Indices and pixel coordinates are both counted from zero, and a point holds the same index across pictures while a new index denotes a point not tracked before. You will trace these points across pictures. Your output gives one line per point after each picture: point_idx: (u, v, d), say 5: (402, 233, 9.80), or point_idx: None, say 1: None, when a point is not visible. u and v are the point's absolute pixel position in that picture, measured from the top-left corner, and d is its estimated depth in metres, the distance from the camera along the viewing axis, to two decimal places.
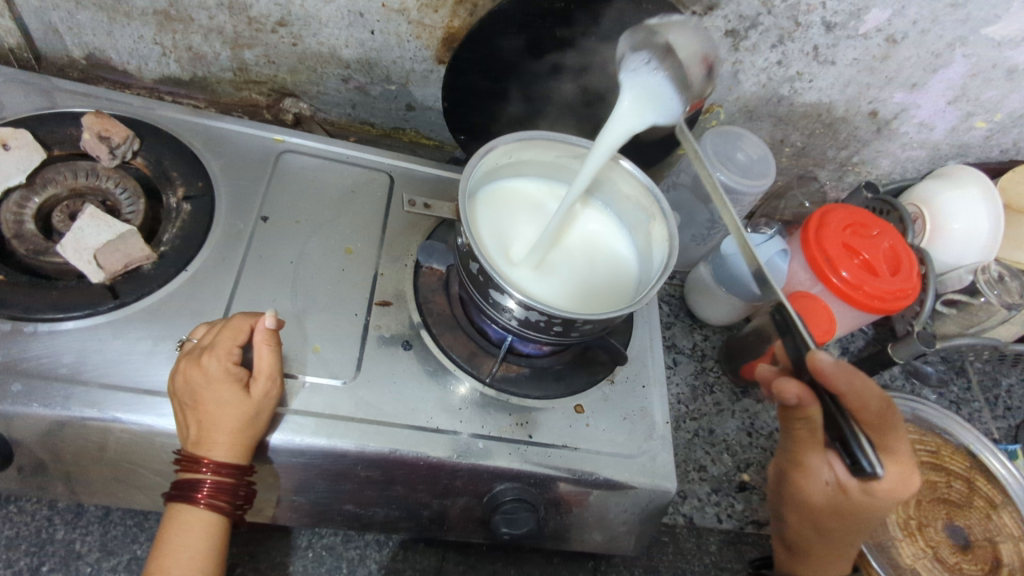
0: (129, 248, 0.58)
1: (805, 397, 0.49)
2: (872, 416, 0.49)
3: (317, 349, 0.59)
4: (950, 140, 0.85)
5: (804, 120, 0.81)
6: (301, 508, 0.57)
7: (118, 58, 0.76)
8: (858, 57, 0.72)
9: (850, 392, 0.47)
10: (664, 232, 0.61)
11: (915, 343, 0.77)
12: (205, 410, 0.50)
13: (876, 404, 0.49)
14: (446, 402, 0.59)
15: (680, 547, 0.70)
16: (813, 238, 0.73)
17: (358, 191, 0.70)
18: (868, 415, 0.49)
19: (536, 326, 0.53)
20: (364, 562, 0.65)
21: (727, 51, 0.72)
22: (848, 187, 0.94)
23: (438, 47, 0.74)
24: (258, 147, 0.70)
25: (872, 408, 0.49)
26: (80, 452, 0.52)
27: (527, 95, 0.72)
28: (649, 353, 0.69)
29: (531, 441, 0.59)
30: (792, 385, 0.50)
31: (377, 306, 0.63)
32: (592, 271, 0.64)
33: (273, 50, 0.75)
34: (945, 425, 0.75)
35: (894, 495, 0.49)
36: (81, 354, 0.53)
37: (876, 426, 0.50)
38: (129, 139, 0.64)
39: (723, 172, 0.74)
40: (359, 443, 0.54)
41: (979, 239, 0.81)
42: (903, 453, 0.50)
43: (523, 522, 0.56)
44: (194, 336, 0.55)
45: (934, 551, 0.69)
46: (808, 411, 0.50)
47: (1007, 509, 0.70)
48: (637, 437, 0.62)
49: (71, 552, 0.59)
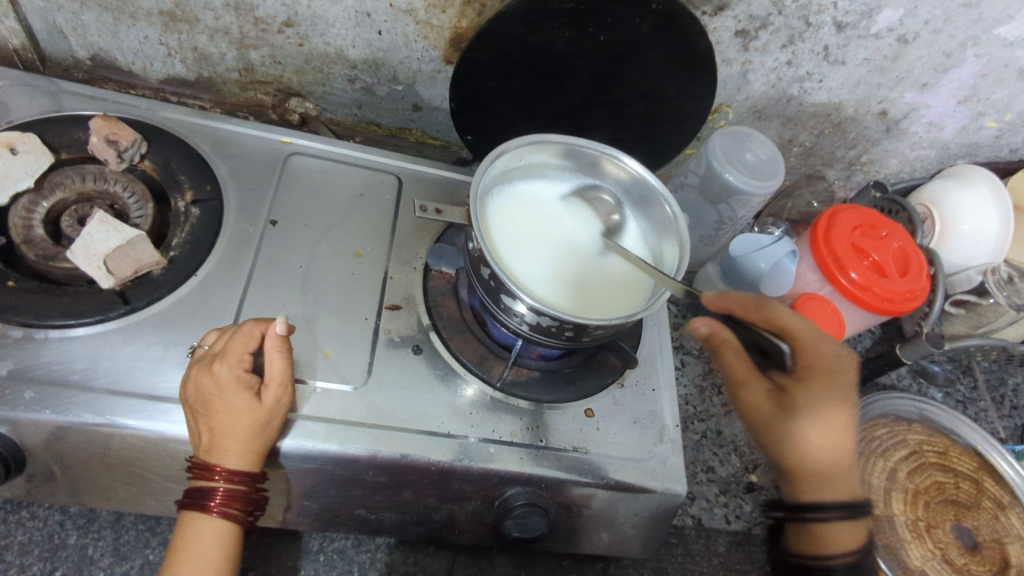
0: (138, 253, 0.58)
1: (716, 322, 0.52)
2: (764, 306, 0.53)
3: (328, 354, 0.59)
4: (960, 140, 0.84)
5: (813, 120, 0.81)
6: (311, 513, 0.58)
7: (123, 58, 0.75)
8: (869, 57, 0.72)
9: (738, 302, 0.52)
10: (675, 238, 0.60)
11: (925, 345, 0.76)
12: (217, 417, 0.50)
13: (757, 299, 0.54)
14: (457, 407, 0.59)
15: (688, 548, 0.71)
16: (822, 239, 0.72)
17: (367, 194, 0.70)
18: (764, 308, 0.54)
19: (547, 331, 0.54)
20: (374, 565, 0.65)
21: (737, 52, 0.71)
22: (856, 185, 0.94)
23: (445, 48, 0.73)
24: (266, 150, 0.70)
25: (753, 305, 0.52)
26: (92, 458, 0.52)
27: (536, 97, 0.72)
28: (659, 356, 0.69)
29: (542, 445, 0.59)
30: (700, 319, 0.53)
31: (387, 310, 0.63)
32: (585, 281, 0.62)
33: (279, 51, 0.75)
34: (952, 425, 0.75)
35: (831, 364, 0.52)
36: (92, 361, 0.53)
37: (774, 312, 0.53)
38: (136, 143, 0.63)
39: (732, 172, 0.74)
40: (371, 448, 0.54)
41: (987, 242, 0.79)
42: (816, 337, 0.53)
43: (534, 527, 0.56)
44: (205, 343, 0.55)
45: (942, 552, 0.67)
46: (724, 336, 0.52)
47: (1015, 510, 0.70)
48: (647, 441, 0.62)
49: (83, 557, 0.60)
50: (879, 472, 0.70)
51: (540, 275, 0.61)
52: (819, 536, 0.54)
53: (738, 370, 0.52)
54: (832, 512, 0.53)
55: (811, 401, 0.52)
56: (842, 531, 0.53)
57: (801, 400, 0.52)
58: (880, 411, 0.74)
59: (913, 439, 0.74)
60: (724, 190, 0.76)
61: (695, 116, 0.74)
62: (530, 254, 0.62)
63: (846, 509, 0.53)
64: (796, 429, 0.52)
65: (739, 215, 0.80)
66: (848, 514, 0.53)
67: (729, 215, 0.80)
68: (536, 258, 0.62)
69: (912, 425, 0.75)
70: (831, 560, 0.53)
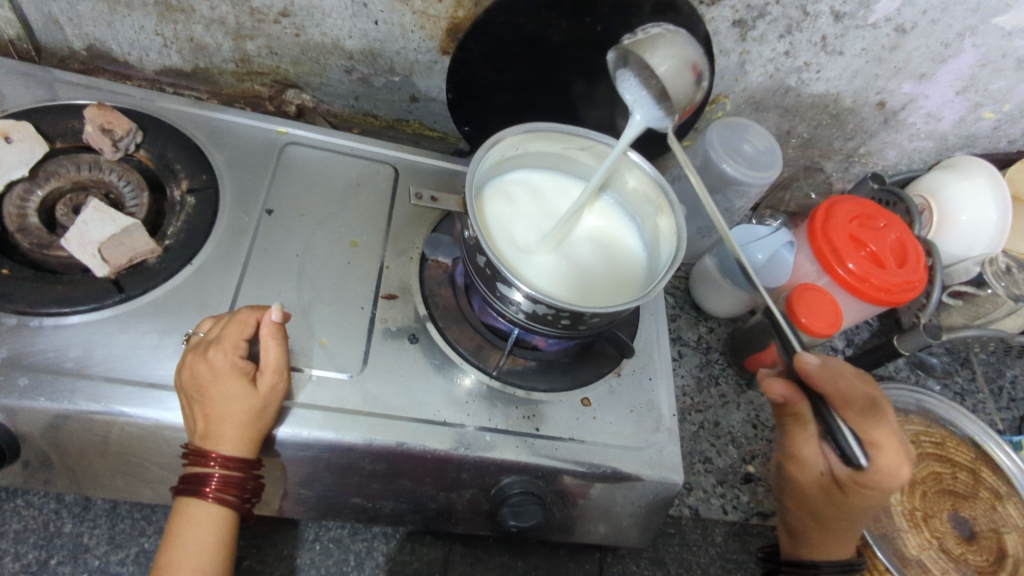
0: (133, 241, 0.57)
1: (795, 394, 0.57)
2: (857, 414, 0.54)
3: (324, 342, 0.59)
4: (957, 131, 0.84)
5: (811, 111, 0.81)
6: (308, 501, 0.58)
7: (119, 48, 0.75)
8: (866, 47, 0.71)
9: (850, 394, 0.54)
10: (671, 226, 0.60)
11: (921, 336, 0.76)
12: (212, 404, 0.50)
13: (860, 401, 0.54)
14: (453, 396, 0.59)
15: (686, 538, 0.70)
16: (820, 232, 0.73)
17: (362, 183, 0.70)
18: (862, 416, 0.54)
19: (543, 319, 0.54)
20: (371, 555, 0.65)
21: (734, 42, 0.71)
22: (854, 178, 0.93)
23: (442, 38, 0.73)
24: (262, 140, 0.69)
25: (855, 404, 0.54)
26: (87, 445, 0.52)
27: (534, 87, 0.72)
28: (656, 346, 0.69)
29: (538, 435, 0.59)
30: (779, 384, 0.57)
31: (383, 299, 0.63)
32: (586, 274, 0.62)
33: (275, 41, 0.74)
34: (949, 416, 0.73)
35: (887, 482, 0.53)
36: (86, 349, 0.53)
37: (868, 423, 0.54)
38: (131, 131, 0.63)
39: (730, 163, 0.74)
40: (366, 436, 0.54)
41: (986, 232, 0.79)
42: (891, 446, 0.53)
43: (530, 515, 0.55)
44: (200, 331, 0.55)
45: (940, 542, 0.67)
46: (799, 406, 0.57)
47: (1013, 501, 0.68)
48: (644, 430, 0.62)
49: (79, 545, 0.59)
50: None
51: (544, 271, 0.60)
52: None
53: (798, 438, 0.59)
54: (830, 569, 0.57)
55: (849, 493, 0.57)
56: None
57: (852, 494, 0.56)
58: None
59: (909, 429, 0.73)
60: (722, 181, 0.77)
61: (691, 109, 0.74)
62: (532, 250, 0.61)
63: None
64: (839, 502, 0.57)
65: (737, 205, 0.81)
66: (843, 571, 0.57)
67: (726, 206, 0.81)
68: (538, 255, 0.61)
69: (909, 416, 0.74)
70: None
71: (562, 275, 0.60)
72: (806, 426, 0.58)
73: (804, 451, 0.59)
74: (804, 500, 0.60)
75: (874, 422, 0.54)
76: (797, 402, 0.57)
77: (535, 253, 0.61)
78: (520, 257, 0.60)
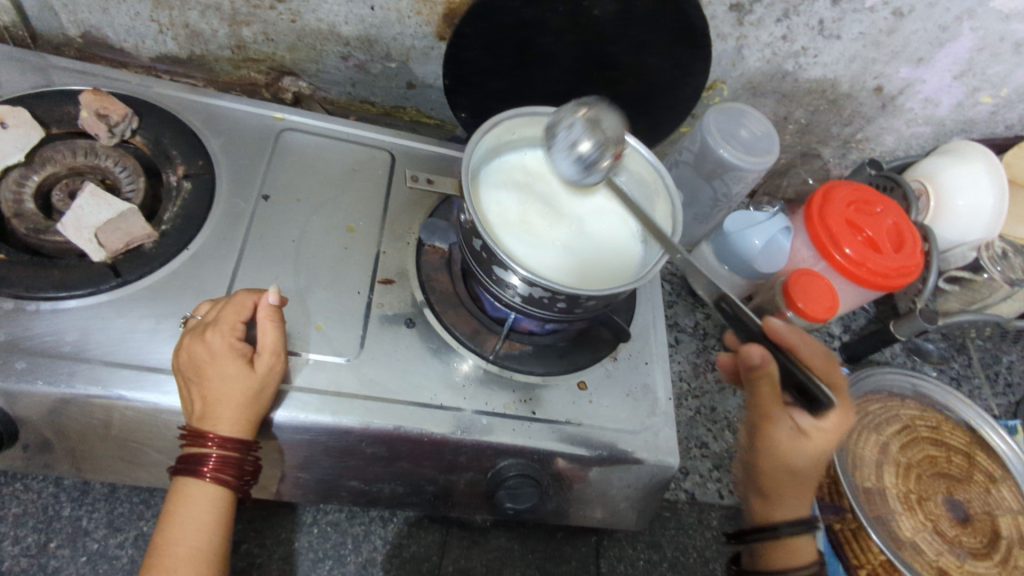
0: (129, 226, 0.58)
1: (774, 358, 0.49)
2: (819, 362, 0.51)
3: (321, 326, 0.59)
4: (955, 117, 0.84)
5: (808, 96, 0.81)
6: (306, 484, 0.58)
7: (114, 35, 0.75)
8: (864, 31, 0.71)
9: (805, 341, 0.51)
10: (668, 210, 0.60)
11: (918, 320, 0.77)
12: (210, 384, 0.50)
13: (819, 354, 0.51)
14: (450, 379, 0.59)
15: (682, 522, 0.70)
16: (818, 217, 0.73)
17: (359, 169, 0.70)
18: (823, 368, 0.51)
19: (539, 303, 0.54)
20: (368, 538, 0.65)
21: (731, 26, 0.71)
22: (851, 164, 0.93)
23: (438, 23, 0.73)
24: (258, 126, 0.69)
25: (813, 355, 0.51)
26: (85, 428, 0.52)
27: (531, 72, 0.72)
28: (652, 331, 0.69)
29: (535, 418, 0.59)
30: (757, 347, 0.49)
31: (380, 284, 0.63)
32: (582, 257, 0.61)
33: (271, 27, 0.74)
34: (945, 401, 0.75)
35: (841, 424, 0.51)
36: (84, 333, 0.53)
37: (826, 371, 0.51)
38: (127, 117, 0.63)
39: (727, 147, 0.75)
40: (364, 419, 0.54)
41: (983, 216, 0.78)
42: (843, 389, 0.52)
43: (526, 498, 0.56)
44: (198, 314, 0.55)
45: (933, 524, 0.66)
46: (772, 371, 0.49)
47: (1006, 484, 0.70)
48: (640, 414, 0.62)
49: (78, 529, 0.60)
50: (870, 445, 0.70)
51: (540, 254, 0.59)
52: (778, 548, 0.54)
53: (766, 401, 0.51)
54: (786, 529, 0.53)
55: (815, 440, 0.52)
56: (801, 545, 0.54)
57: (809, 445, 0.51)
58: (871, 386, 0.74)
59: (905, 413, 0.73)
60: (719, 167, 0.77)
61: (688, 95, 0.74)
62: (527, 235, 0.60)
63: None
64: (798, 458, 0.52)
65: (734, 190, 0.80)
66: (800, 528, 0.53)
67: (723, 191, 0.80)
68: (532, 239, 0.60)
69: (905, 400, 0.75)
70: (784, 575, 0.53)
71: (557, 259, 0.60)
72: (778, 390, 0.50)
73: (768, 412, 0.52)
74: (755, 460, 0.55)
75: (826, 367, 0.52)
76: (771, 366, 0.49)
77: (528, 236, 0.60)
78: (516, 240, 0.60)
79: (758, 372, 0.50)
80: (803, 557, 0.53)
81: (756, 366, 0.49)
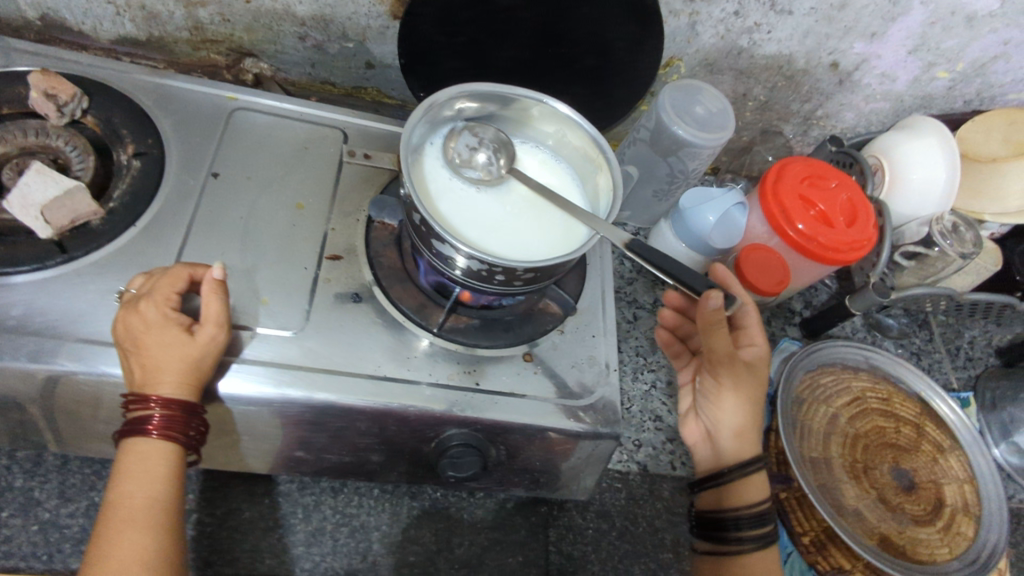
0: (75, 203, 0.58)
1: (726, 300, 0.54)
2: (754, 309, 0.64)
3: (266, 301, 0.60)
4: (913, 92, 0.84)
5: (766, 73, 0.81)
6: (252, 453, 0.60)
7: (72, 17, 0.76)
8: (815, 6, 0.71)
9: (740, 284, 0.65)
10: (609, 182, 0.60)
11: (871, 294, 0.77)
12: (149, 354, 0.51)
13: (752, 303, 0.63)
14: (395, 352, 0.60)
15: (633, 492, 0.71)
16: (770, 193, 0.73)
17: (311, 148, 0.70)
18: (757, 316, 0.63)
19: (479, 276, 0.54)
20: (319, 507, 0.66)
21: (683, 2, 0.72)
22: (813, 142, 0.94)
23: (391, 2, 0.73)
24: (210, 105, 0.70)
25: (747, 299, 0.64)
26: (27, 400, 0.53)
27: (484, 49, 0.72)
28: (601, 305, 0.70)
29: (478, 388, 0.60)
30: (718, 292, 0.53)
31: (327, 260, 0.64)
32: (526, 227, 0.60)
33: (227, 8, 0.75)
34: (898, 374, 0.75)
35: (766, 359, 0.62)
36: (29, 307, 0.54)
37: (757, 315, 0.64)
38: (77, 96, 0.63)
39: (681, 125, 0.75)
40: (307, 391, 0.55)
41: (935, 191, 0.79)
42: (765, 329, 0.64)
43: (467, 466, 0.57)
44: (133, 287, 0.56)
45: (878, 492, 0.68)
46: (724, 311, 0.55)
47: (953, 454, 0.72)
48: (585, 383, 0.63)
49: (29, 499, 0.61)
50: (819, 417, 0.71)
51: (482, 229, 0.59)
52: (729, 489, 0.59)
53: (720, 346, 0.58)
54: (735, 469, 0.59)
55: (745, 381, 0.61)
56: (751, 484, 0.59)
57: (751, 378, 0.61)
58: (824, 358, 0.74)
59: (856, 385, 0.74)
60: (675, 144, 0.77)
61: (642, 74, 0.74)
62: (467, 211, 0.60)
63: (761, 539, 0.57)
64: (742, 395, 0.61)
65: (690, 167, 0.81)
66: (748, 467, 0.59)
67: (680, 168, 0.81)
68: (472, 215, 0.60)
69: (858, 372, 0.75)
70: (738, 512, 0.58)
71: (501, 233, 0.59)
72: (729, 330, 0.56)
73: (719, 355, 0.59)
74: (710, 405, 0.63)
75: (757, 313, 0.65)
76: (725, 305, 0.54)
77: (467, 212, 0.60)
78: (458, 215, 0.59)
79: (715, 315, 0.54)
80: (750, 495, 0.58)
81: (716, 309, 0.54)
